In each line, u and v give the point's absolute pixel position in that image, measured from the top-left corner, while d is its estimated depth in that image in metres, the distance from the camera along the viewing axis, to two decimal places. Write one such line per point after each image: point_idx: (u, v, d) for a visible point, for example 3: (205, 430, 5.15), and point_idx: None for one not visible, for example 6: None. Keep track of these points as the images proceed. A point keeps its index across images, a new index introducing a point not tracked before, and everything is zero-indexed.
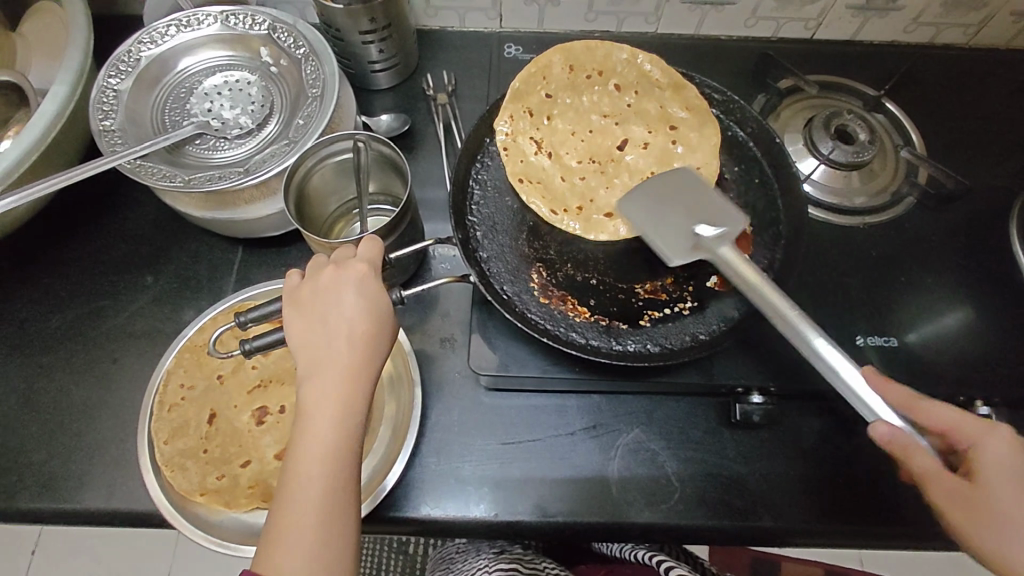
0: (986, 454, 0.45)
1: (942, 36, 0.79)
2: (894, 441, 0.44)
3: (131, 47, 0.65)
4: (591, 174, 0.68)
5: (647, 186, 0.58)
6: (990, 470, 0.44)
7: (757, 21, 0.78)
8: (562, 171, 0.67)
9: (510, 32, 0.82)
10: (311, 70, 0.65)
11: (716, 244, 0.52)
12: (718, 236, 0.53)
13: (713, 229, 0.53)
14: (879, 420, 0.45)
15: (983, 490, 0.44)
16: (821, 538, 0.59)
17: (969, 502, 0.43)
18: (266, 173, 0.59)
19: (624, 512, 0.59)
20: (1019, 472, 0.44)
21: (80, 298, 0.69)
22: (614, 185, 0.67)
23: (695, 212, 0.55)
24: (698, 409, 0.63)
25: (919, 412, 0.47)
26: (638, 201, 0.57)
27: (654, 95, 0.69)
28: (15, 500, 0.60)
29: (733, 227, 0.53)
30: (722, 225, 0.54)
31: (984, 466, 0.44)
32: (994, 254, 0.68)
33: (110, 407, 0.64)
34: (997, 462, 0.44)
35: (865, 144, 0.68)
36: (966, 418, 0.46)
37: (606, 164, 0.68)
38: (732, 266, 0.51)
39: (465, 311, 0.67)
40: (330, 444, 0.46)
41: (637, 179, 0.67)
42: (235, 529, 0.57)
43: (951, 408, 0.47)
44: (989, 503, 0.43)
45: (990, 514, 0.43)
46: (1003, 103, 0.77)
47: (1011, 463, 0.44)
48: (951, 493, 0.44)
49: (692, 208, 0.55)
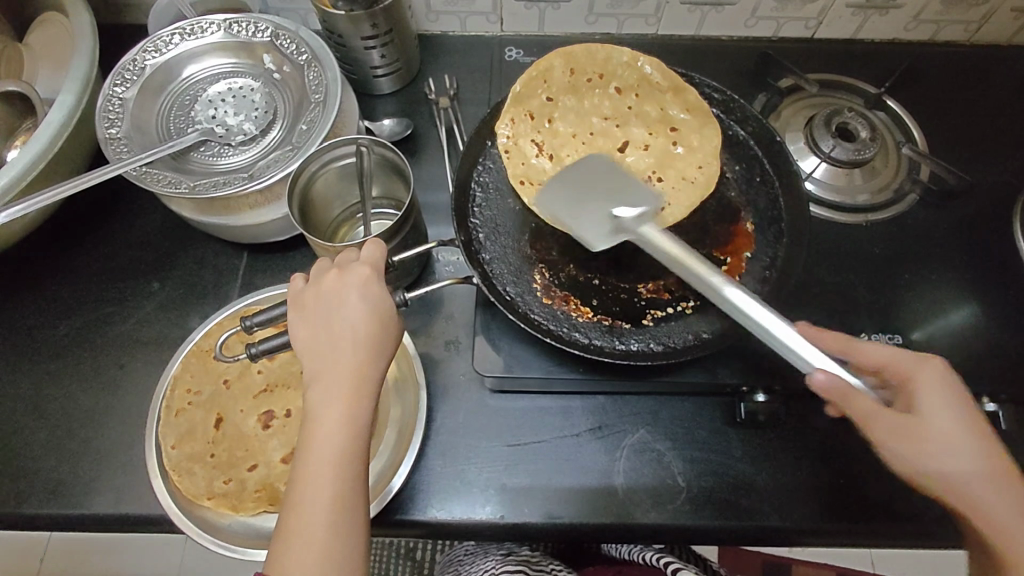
0: (919, 385, 0.48)
1: (943, 33, 0.79)
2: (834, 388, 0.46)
3: (136, 56, 0.66)
4: None
5: (565, 175, 0.59)
6: (926, 401, 0.48)
7: (757, 21, 0.78)
8: None
9: (510, 36, 0.82)
10: (314, 76, 0.65)
11: (636, 224, 0.57)
12: (638, 216, 0.57)
13: (630, 209, 0.58)
14: (819, 370, 0.47)
15: (916, 420, 0.47)
16: (828, 537, 0.58)
17: (904, 435, 0.46)
18: (270, 178, 0.60)
19: (630, 512, 0.59)
20: (944, 402, 0.48)
21: (88, 305, 0.69)
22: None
23: (607, 194, 0.59)
24: (704, 409, 0.63)
25: (854, 351, 0.51)
26: (553, 198, 0.59)
27: (653, 97, 0.69)
28: (25, 506, 0.60)
29: (647, 208, 0.58)
30: (638, 202, 0.59)
31: (920, 396, 0.48)
32: (998, 250, 0.67)
33: (119, 412, 0.65)
34: (929, 393, 0.48)
35: (867, 141, 0.68)
36: (901, 356, 0.50)
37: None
38: (658, 245, 0.56)
39: (469, 314, 0.67)
40: (338, 446, 0.46)
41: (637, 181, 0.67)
42: (243, 533, 0.57)
43: (883, 346, 0.51)
44: (928, 432, 0.46)
45: (924, 441, 0.46)
46: (1006, 99, 0.77)
47: (941, 395, 0.48)
48: (897, 427, 0.47)
49: (607, 189, 0.59)
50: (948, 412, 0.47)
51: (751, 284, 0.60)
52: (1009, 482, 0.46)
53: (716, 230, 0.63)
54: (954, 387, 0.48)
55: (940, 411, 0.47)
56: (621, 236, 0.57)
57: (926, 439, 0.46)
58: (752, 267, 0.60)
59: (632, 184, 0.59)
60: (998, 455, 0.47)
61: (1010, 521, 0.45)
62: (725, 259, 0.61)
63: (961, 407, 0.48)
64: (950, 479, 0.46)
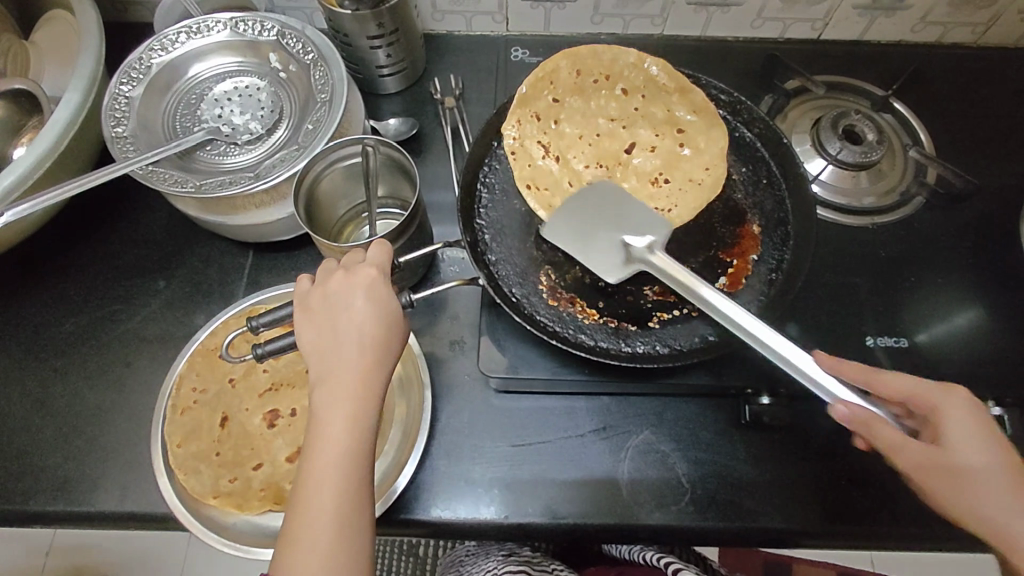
0: (947, 417, 0.47)
1: (950, 35, 0.79)
2: (858, 417, 0.47)
3: (143, 55, 0.66)
4: (599, 178, 0.68)
5: (572, 206, 0.60)
6: (954, 433, 0.46)
7: (764, 22, 0.78)
8: (569, 175, 0.67)
9: (516, 36, 0.82)
10: (320, 76, 0.65)
11: (646, 252, 0.57)
12: (647, 245, 0.58)
13: (641, 238, 0.58)
14: (839, 402, 0.48)
15: (944, 453, 0.46)
16: (831, 539, 0.59)
17: (931, 467, 0.46)
18: (276, 178, 0.60)
19: (634, 513, 0.59)
20: (968, 433, 0.46)
21: (93, 303, 0.70)
22: (623, 189, 0.67)
23: (621, 223, 0.60)
24: (708, 410, 0.63)
25: (878, 382, 0.49)
26: (561, 231, 0.60)
27: (659, 99, 0.69)
28: (31, 503, 0.61)
29: (659, 234, 0.58)
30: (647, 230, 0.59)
31: (947, 429, 0.47)
32: (1004, 253, 0.67)
33: (124, 410, 0.65)
34: (956, 424, 0.46)
35: (873, 144, 0.68)
36: (923, 386, 0.48)
37: (613, 168, 0.68)
38: (662, 270, 0.56)
39: (474, 314, 0.67)
40: (344, 447, 0.46)
41: (644, 183, 0.67)
42: (248, 532, 0.57)
43: (909, 377, 0.49)
44: (955, 463, 0.45)
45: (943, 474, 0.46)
46: (1012, 101, 0.77)
47: (965, 425, 0.46)
48: (922, 459, 0.46)
49: (621, 219, 0.60)
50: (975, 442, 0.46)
51: (757, 286, 0.60)
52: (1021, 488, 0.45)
53: (723, 232, 0.63)
54: (977, 416, 0.47)
55: (970, 444, 0.46)
56: (633, 266, 0.58)
57: (956, 472, 0.45)
58: (758, 269, 0.60)
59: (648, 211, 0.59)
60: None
61: None
62: (732, 261, 0.61)
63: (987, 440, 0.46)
64: (980, 505, 0.45)
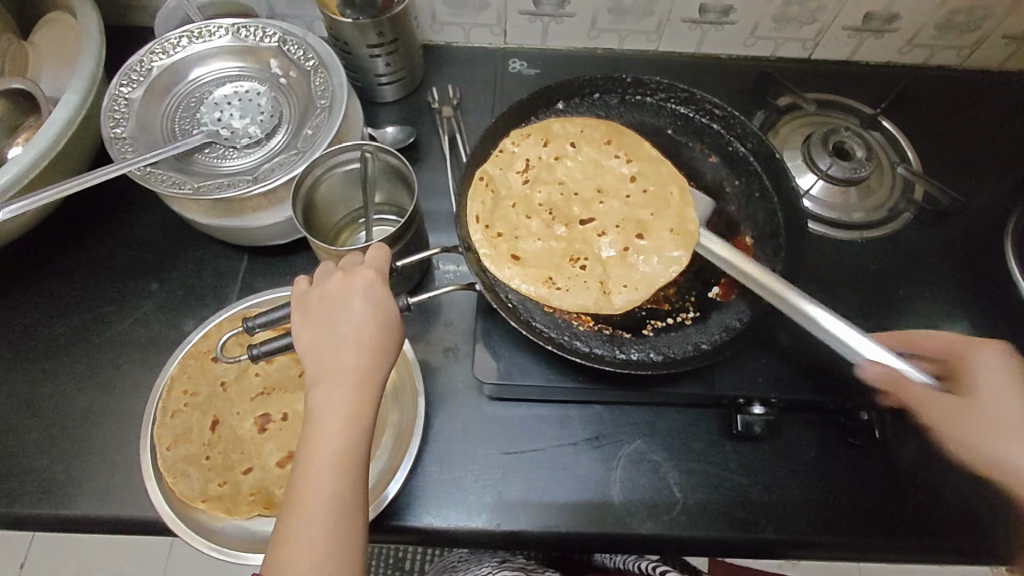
0: (978, 366, 0.52)
1: (937, 58, 0.81)
2: (888, 377, 0.50)
3: (143, 57, 0.66)
4: (538, 220, 0.68)
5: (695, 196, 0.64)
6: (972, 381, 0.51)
7: (757, 41, 0.80)
8: (521, 201, 0.69)
9: (514, 48, 0.83)
10: (320, 82, 0.66)
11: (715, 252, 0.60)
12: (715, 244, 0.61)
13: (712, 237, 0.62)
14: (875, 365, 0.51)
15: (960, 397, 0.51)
16: (820, 550, 0.59)
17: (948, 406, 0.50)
18: (274, 181, 0.60)
19: (627, 522, 0.59)
20: (1007, 381, 0.51)
21: (85, 304, 0.69)
22: (547, 240, 0.67)
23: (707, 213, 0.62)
24: (700, 420, 0.63)
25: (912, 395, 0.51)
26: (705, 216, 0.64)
27: (657, 182, 0.69)
28: (14, 506, 0.59)
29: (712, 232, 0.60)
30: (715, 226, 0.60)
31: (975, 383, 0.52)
32: (989, 270, 0.69)
33: (114, 413, 0.64)
34: (977, 372, 0.51)
35: (863, 160, 0.69)
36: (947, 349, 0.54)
37: (559, 222, 0.68)
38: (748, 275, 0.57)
39: (468, 321, 0.68)
40: (338, 448, 0.46)
41: (569, 250, 0.67)
42: (236, 537, 0.56)
43: (943, 334, 0.55)
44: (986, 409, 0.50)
45: (971, 421, 0.50)
46: (998, 123, 0.79)
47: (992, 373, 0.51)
48: (944, 405, 0.50)
49: None
50: (1007, 392, 0.50)
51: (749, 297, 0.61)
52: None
53: None
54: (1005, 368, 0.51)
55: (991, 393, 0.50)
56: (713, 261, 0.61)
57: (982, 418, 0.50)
58: None
59: None
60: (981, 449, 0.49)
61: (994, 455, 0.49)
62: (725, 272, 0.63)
63: (1019, 386, 0.50)
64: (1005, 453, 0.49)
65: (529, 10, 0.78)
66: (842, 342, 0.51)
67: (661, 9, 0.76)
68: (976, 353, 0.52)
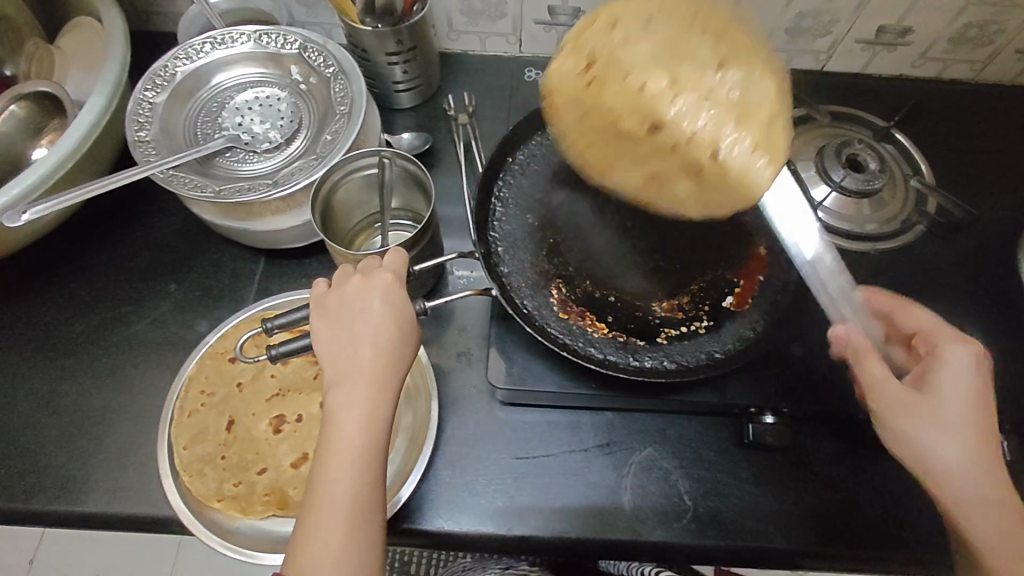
0: (950, 361, 0.51)
1: (949, 71, 0.82)
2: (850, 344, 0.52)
3: (167, 63, 0.68)
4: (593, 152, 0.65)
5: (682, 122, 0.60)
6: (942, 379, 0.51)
7: (770, 53, 0.81)
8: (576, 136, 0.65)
9: (529, 57, 0.84)
10: (340, 89, 0.67)
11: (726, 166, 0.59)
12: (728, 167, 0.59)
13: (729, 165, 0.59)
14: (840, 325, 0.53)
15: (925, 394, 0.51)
16: (830, 561, 0.59)
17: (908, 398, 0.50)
18: (294, 186, 0.61)
19: (637, 529, 0.59)
20: (956, 383, 0.51)
21: (104, 303, 0.70)
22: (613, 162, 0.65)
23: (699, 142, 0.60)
24: (711, 428, 0.64)
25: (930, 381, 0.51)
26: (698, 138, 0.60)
27: (760, 92, 0.60)
28: (32, 502, 0.60)
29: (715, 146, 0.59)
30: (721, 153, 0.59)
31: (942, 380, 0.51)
32: (1001, 284, 0.69)
33: (131, 411, 0.65)
34: (951, 371, 0.51)
35: (875, 172, 0.70)
36: (941, 329, 0.53)
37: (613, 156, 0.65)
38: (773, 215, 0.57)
39: (481, 326, 0.68)
40: (356, 450, 0.46)
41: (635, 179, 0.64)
42: (250, 536, 0.57)
43: (929, 317, 0.55)
44: (935, 407, 0.50)
45: (925, 412, 0.50)
46: (1010, 137, 0.79)
47: (957, 378, 0.51)
48: (894, 395, 0.50)
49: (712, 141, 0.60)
50: (960, 397, 0.50)
51: (761, 307, 0.61)
52: (989, 462, 0.50)
53: (732, 253, 0.65)
54: (979, 374, 0.51)
55: (953, 390, 0.50)
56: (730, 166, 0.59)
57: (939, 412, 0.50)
58: (764, 290, 0.62)
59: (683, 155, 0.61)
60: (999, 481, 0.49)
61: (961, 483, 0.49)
62: (738, 282, 0.63)
63: (974, 396, 0.50)
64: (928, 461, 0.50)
65: (545, 20, 0.79)
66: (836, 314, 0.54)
67: None
68: (945, 348, 0.52)
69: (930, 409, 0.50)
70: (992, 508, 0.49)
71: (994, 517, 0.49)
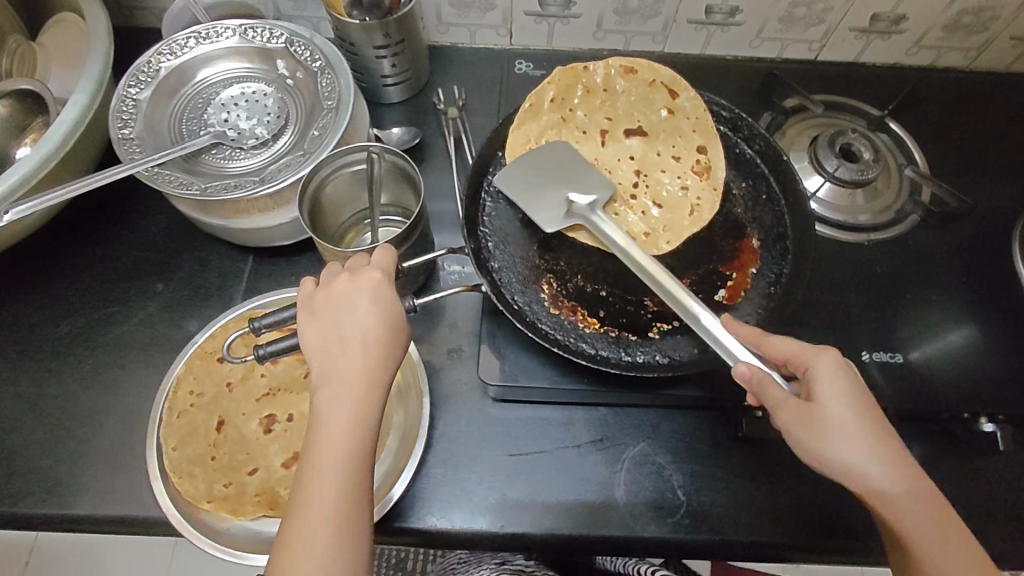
0: (819, 376, 0.47)
1: (943, 59, 0.81)
2: (751, 377, 0.49)
3: (151, 58, 0.66)
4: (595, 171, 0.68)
5: (524, 161, 0.64)
6: (822, 391, 0.46)
7: (763, 42, 0.80)
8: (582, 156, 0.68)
9: (519, 49, 0.83)
10: (327, 83, 0.66)
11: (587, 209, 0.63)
12: (589, 203, 0.63)
13: (584, 196, 0.64)
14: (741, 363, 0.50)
15: (815, 408, 0.46)
16: (824, 554, 0.59)
17: (803, 418, 0.46)
18: (281, 183, 0.60)
19: (629, 525, 0.59)
20: (842, 389, 0.46)
21: (90, 304, 0.69)
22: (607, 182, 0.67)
23: (564, 178, 0.64)
24: (704, 422, 0.63)
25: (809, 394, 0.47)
26: (514, 178, 0.63)
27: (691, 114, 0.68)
28: (20, 506, 0.60)
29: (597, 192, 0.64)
30: (588, 189, 0.64)
31: (818, 386, 0.46)
32: (996, 273, 0.68)
33: (119, 413, 0.64)
34: (826, 380, 0.46)
35: (870, 162, 0.69)
36: (802, 345, 0.48)
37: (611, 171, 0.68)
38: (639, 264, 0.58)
39: (473, 323, 0.68)
40: (343, 449, 0.46)
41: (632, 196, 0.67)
42: (242, 537, 0.57)
43: (793, 339, 0.49)
44: (825, 419, 0.45)
45: (823, 430, 0.45)
46: (1005, 125, 0.78)
47: (835, 385, 0.46)
48: (794, 414, 0.46)
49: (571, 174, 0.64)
50: (844, 402, 0.46)
51: (755, 300, 0.61)
52: (916, 482, 0.45)
53: (722, 247, 0.64)
54: (847, 376, 0.47)
55: (836, 399, 0.46)
56: (574, 221, 0.62)
57: (830, 428, 0.45)
58: (757, 283, 0.61)
59: (595, 176, 0.65)
60: (919, 481, 0.45)
61: (894, 496, 0.44)
62: (731, 275, 0.62)
63: (852, 397, 0.46)
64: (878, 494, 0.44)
65: (535, 12, 0.78)
66: (731, 353, 0.52)
67: (667, 10, 0.76)
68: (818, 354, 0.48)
69: (829, 426, 0.45)
70: (936, 529, 0.44)
71: (937, 541, 0.43)
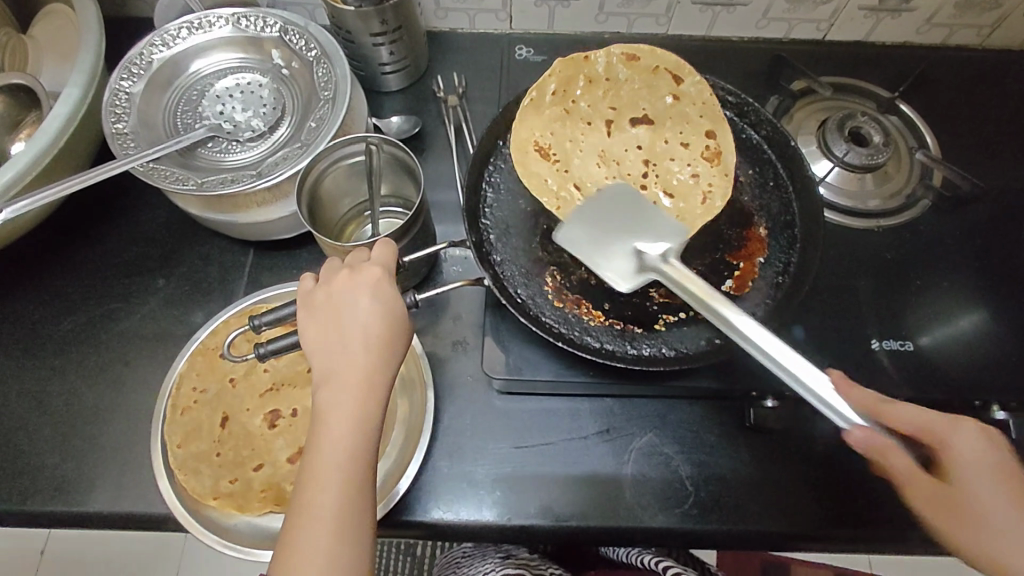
0: (957, 450, 0.45)
1: (955, 37, 0.79)
2: (871, 446, 0.46)
3: (143, 50, 0.65)
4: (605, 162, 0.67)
5: (582, 213, 0.57)
6: (961, 469, 0.45)
7: (769, 23, 0.78)
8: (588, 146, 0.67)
9: (520, 34, 0.81)
10: (323, 73, 0.65)
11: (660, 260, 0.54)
12: (660, 252, 0.55)
13: (655, 245, 0.55)
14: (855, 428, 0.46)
15: (951, 488, 0.45)
16: (834, 543, 0.58)
17: (943, 500, 0.44)
18: (278, 176, 0.59)
19: (636, 516, 0.58)
20: (981, 465, 0.44)
21: (92, 301, 0.69)
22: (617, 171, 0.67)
23: (632, 228, 0.56)
24: (712, 412, 0.63)
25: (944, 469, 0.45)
26: (576, 233, 0.56)
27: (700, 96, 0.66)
28: (28, 504, 0.60)
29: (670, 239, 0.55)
30: (659, 237, 0.56)
31: (957, 465, 0.45)
32: (1010, 256, 0.67)
33: (124, 410, 0.64)
34: (966, 458, 0.45)
35: (880, 146, 0.67)
36: (936, 416, 0.46)
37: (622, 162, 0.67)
38: (676, 282, 0.53)
39: (476, 315, 0.67)
40: (345, 448, 0.45)
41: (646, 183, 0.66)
42: (249, 533, 0.57)
43: (924, 409, 0.46)
44: (968, 501, 0.44)
45: (964, 512, 0.44)
46: (1018, 105, 0.76)
47: (974, 462, 0.44)
48: (930, 492, 0.45)
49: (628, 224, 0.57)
50: (987, 482, 0.44)
51: (763, 290, 0.60)
52: None
53: (729, 235, 0.63)
54: (990, 449, 0.45)
55: (981, 479, 0.44)
56: (646, 275, 0.55)
57: (968, 510, 0.44)
58: (765, 272, 0.60)
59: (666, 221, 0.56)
60: None
61: None
62: (738, 264, 0.61)
63: (998, 476, 0.44)
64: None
65: None
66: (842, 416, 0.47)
67: None
68: (958, 427, 0.45)
69: (969, 508, 0.44)
70: None
71: None
